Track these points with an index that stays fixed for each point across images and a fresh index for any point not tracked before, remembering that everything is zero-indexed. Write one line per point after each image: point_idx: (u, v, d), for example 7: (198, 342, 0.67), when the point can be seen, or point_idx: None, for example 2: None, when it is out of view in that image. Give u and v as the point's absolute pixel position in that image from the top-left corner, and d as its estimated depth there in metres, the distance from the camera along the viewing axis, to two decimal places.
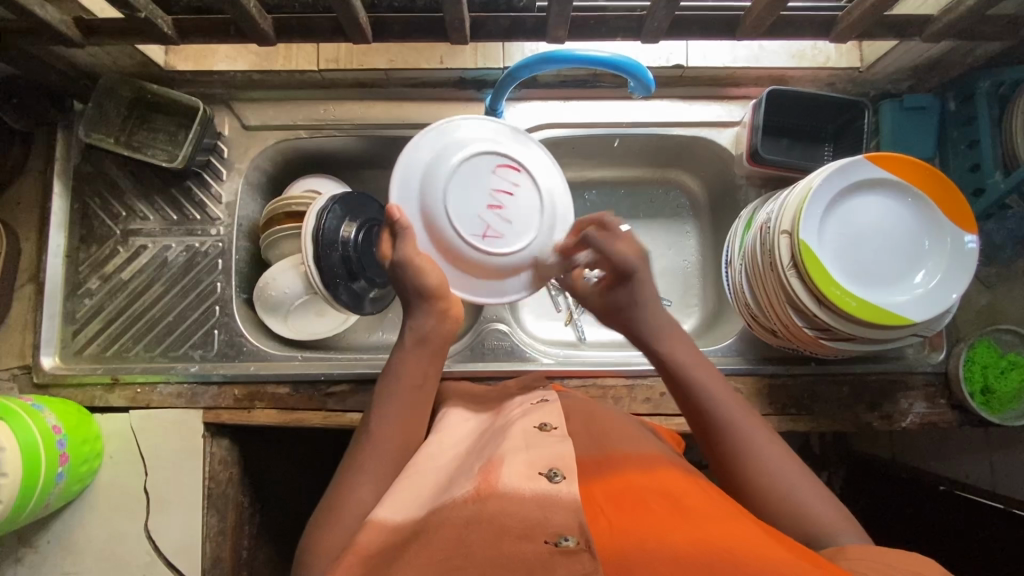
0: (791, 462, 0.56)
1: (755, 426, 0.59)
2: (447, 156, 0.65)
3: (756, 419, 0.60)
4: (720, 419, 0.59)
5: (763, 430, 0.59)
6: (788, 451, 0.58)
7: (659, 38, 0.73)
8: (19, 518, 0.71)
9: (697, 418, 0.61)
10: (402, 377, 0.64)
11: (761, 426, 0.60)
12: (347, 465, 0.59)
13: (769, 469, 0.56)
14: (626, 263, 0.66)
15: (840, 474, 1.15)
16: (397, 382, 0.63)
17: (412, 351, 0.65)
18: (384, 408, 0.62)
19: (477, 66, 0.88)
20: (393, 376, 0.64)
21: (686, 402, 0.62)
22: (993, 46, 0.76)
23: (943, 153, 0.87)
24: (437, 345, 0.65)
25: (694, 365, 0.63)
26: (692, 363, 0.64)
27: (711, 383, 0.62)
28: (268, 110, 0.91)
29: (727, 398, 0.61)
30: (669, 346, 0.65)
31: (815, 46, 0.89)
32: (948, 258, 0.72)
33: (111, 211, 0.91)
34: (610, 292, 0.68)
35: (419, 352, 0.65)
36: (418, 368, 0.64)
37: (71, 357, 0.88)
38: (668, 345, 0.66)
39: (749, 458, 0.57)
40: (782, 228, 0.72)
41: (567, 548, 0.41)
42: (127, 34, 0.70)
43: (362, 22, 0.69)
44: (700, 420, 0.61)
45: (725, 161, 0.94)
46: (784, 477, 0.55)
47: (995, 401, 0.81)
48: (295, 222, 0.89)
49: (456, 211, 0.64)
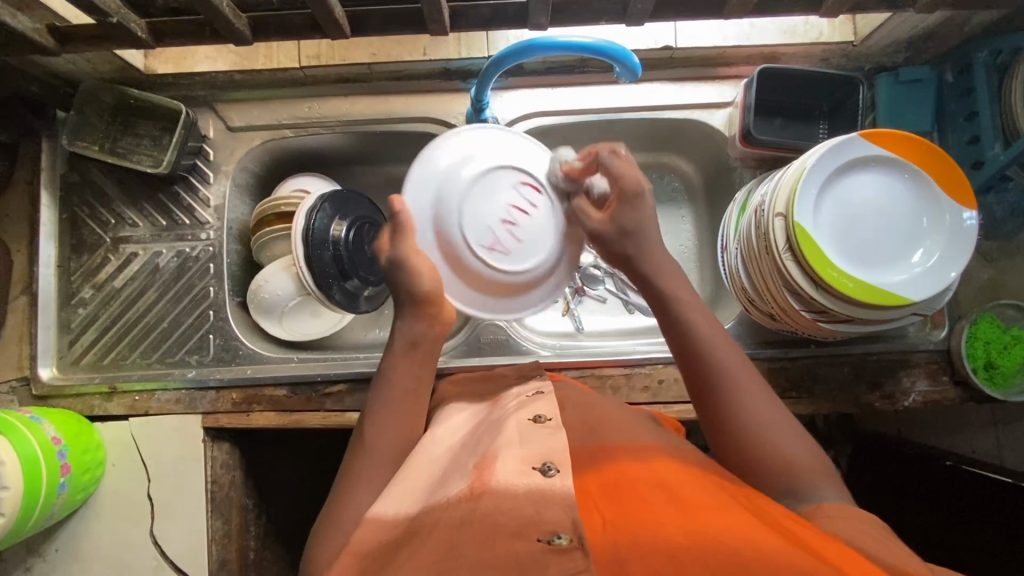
0: (786, 417, 0.56)
1: (748, 381, 0.57)
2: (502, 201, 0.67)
3: (749, 372, 0.58)
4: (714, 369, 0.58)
5: (765, 389, 0.58)
6: (786, 413, 0.57)
7: (644, 21, 0.71)
8: (22, 530, 0.71)
9: (694, 360, 0.59)
10: (394, 378, 0.63)
11: (756, 375, 0.58)
12: (347, 469, 0.59)
13: (766, 431, 0.55)
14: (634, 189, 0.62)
15: (847, 451, 1.12)
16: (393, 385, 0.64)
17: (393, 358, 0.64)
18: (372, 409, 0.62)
19: (462, 56, 0.86)
20: (384, 382, 0.63)
21: (680, 348, 0.60)
22: (990, 15, 0.73)
23: (941, 127, 0.85)
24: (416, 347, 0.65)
25: (693, 303, 0.61)
26: (685, 301, 0.61)
27: (706, 319, 0.60)
28: (253, 110, 0.90)
29: (723, 338, 0.59)
30: (670, 281, 0.62)
31: (807, 21, 0.87)
32: (946, 235, 0.71)
33: (100, 219, 0.90)
34: (614, 216, 0.63)
35: (408, 358, 0.63)
36: (414, 375, 0.63)
37: (68, 367, 0.88)
38: (666, 284, 0.62)
39: (742, 413, 0.56)
40: (776, 210, 0.70)
41: (560, 546, 0.42)
42: (102, 40, 0.69)
43: (340, 17, 0.67)
44: (694, 370, 0.59)
45: (718, 142, 0.92)
46: (782, 436, 0.55)
47: (998, 376, 0.80)
48: (284, 223, 0.88)
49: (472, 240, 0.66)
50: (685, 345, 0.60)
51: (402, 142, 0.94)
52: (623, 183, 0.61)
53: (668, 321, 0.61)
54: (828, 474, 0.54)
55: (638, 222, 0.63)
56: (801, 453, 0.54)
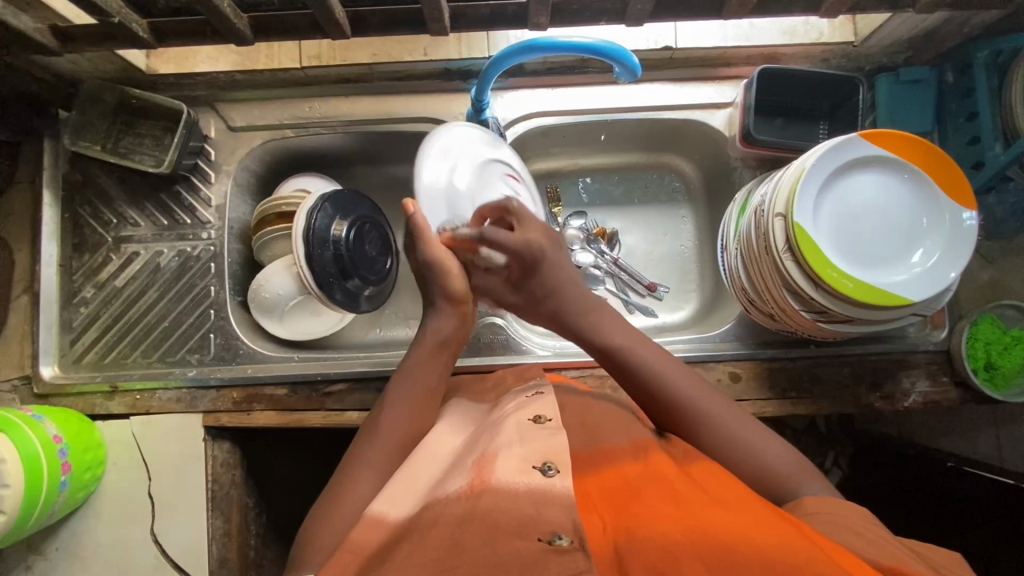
0: (759, 429, 0.57)
1: (708, 402, 0.58)
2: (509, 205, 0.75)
3: (707, 393, 0.59)
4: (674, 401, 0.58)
5: (727, 403, 0.59)
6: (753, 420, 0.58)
7: (643, 21, 0.71)
8: (24, 528, 0.71)
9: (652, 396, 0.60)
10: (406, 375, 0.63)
11: (719, 397, 0.59)
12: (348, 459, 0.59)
13: (742, 449, 0.55)
14: (531, 252, 0.64)
15: (847, 451, 1.12)
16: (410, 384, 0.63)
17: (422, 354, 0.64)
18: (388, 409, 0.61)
19: (462, 56, 0.87)
20: (408, 379, 0.63)
21: (635, 388, 0.61)
22: (990, 15, 0.73)
23: (942, 128, 0.85)
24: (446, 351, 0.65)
25: (640, 346, 0.62)
26: (625, 342, 0.62)
27: (659, 359, 0.61)
28: (254, 110, 0.90)
29: (678, 373, 0.60)
30: (605, 328, 0.63)
31: (807, 22, 0.87)
32: (945, 235, 0.70)
33: (102, 219, 0.90)
34: (523, 286, 0.67)
35: (434, 354, 0.65)
36: (431, 373, 0.64)
37: (70, 366, 0.88)
38: (600, 328, 0.63)
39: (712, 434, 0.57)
40: (776, 210, 0.70)
41: (561, 547, 0.42)
42: (104, 39, 0.70)
43: (340, 17, 0.68)
44: (656, 404, 0.60)
45: (718, 142, 0.92)
46: (755, 443, 0.56)
47: (999, 377, 0.80)
48: (286, 223, 0.88)
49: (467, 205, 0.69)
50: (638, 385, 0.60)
51: (402, 142, 0.94)
52: (520, 252, 0.64)
53: (624, 373, 0.61)
54: (813, 473, 0.54)
55: (548, 287, 0.65)
56: (782, 461, 0.55)
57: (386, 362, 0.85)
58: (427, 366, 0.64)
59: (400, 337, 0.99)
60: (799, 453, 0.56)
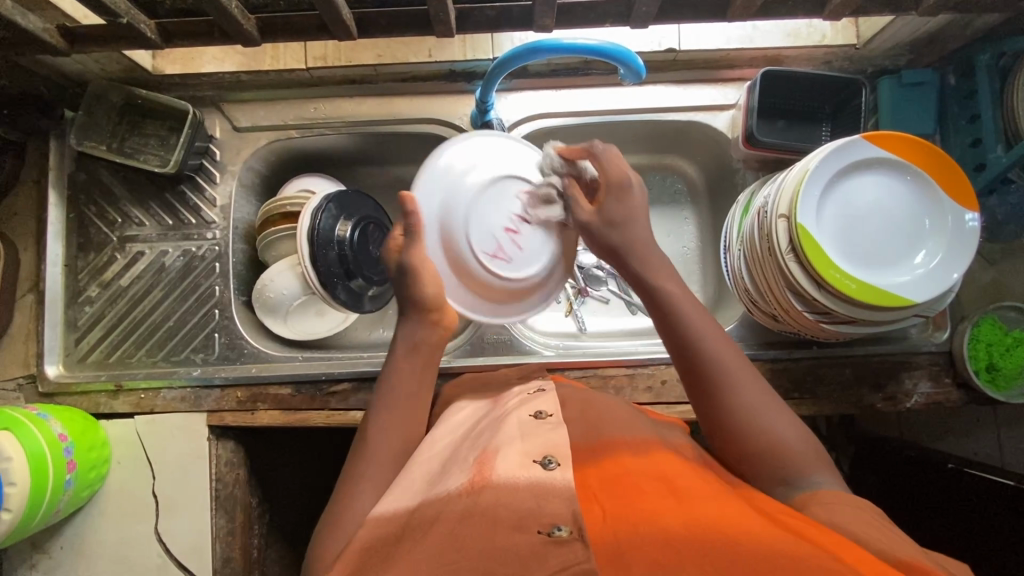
0: (780, 405, 0.56)
1: (736, 366, 0.57)
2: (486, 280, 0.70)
3: (737, 357, 0.58)
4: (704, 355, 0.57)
5: (754, 372, 0.57)
6: (772, 395, 0.57)
7: (648, 23, 0.71)
8: (29, 525, 0.72)
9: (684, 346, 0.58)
10: (394, 381, 0.63)
11: (749, 368, 0.58)
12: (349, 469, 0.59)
13: (757, 420, 0.55)
14: (621, 180, 0.64)
15: (848, 453, 1.13)
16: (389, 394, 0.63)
17: (398, 361, 0.65)
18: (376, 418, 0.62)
19: (467, 58, 0.88)
20: (388, 387, 0.63)
21: (670, 336, 0.60)
22: (992, 18, 0.73)
23: (944, 130, 0.85)
24: (422, 354, 0.65)
25: (683, 298, 0.60)
26: (673, 290, 0.61)
27: (699, 315, 0.60)
28: (259, 110, 0.90)
29: (715, 333, 0.59)
30: (655, 272, 0.62)
31: (811, 24, 0.88)
32: (948, 236, 0.71)
33: (107, 218, 0.91)
34: (602, 206, 0.65)
35: (409, 359, 0.64)
36: (410, 377, 0.64)
37: (75, 365, 0.88)
38: (649, 273, 0.62)
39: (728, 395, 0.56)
40: (779, 211, 0.71)
41: (560, 538, 0.42)
42: (112, 40, 0.70)
43: (347, 19, 0.68)
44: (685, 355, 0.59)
45: (721, 144, 0.93)
46: (769, 417, 0.55)
47: (1001, 378, 0.80)
48: (291, 222, 0.88)
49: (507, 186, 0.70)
50: (673, 333, 0.59)
51: (407, 143, 0.95)
52: (611, 175, 0.64)
53: (668, 319, 0.60)
54: (821, 460, 0.54)
55: (622, 214, 0.64)
56: (794, 440, 0.54)
57: None
58: (408, 372, 0.64)
59: None
60: (815, 443, 0.55)
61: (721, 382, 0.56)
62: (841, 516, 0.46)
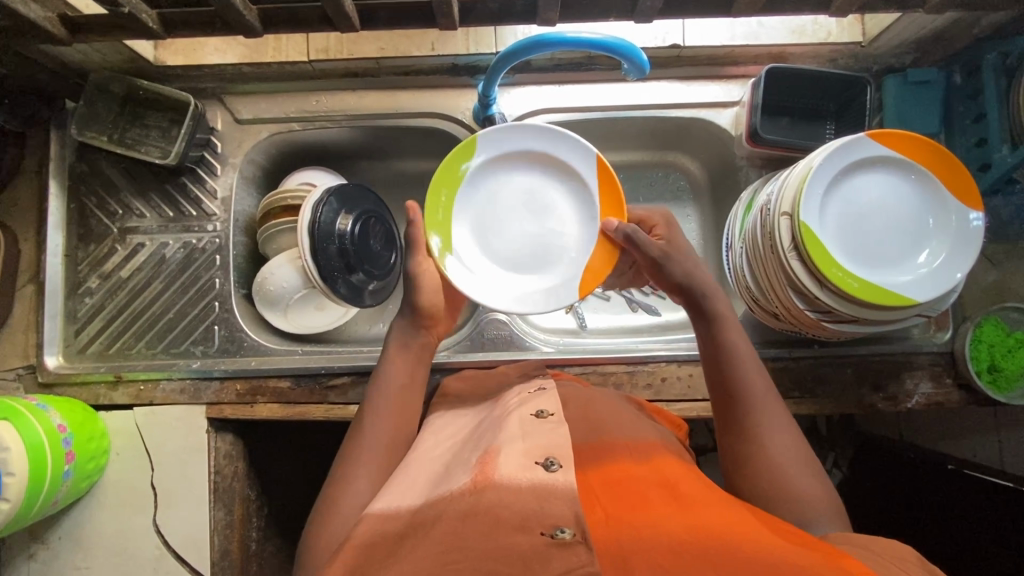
0: (806, 453, 0.56)
1: (776, 420, 0.57)
2: (508, 288, 0.72)
3: (780, 410, 0.58)
4: (751, 404, 0.58)
5: (791, 428, 0.58)
6: (804, 450, 0.56)
7: (653, 18, 0.71)
8: (27, 516, 0.72)
9: (733, 393, 0.59)
10: (390, 379, 0.65)
11: (789, 425, 0.58)
12: (342, 461, 0.59)
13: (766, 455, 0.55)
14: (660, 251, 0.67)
15: (847, 454, 1.11)
16: (377, 393, 0.64)
17: (389, 358, 0.66)
18: (369, 417, 0.62)
19: (470, 51, 0.87)
20: (379, 380, 0.65)
21: (722, 382, 0.61)
22: (999, 16, 0.72)
23: (949, 130, 0.85)
24: (411, 352, 0.67)
25: (744, 351, 0.61)
26: (737, 342, 0.62)
27: (749, 352, 0.61)
28: (261, 103, 0.90)
29: (762, 385, 0.59)
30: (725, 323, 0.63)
31: (815, 22, 0.87)
32: (952, 236, 0.70)
33: (108, 210, 0.90)
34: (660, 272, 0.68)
35: (403, 355, 0.66)
36: (413, 376, 0.66)
37: (75, 355, 0.88)
38: (720, 322, 0.63)
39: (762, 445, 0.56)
40: (782, 209, 0.70)
41: (563, 540, 0.41)
42: (113, 29, 0.70)
43: (350, 11, 0.68)
44: (732, 400, 0.59)
45: (725, 141, 0.92)
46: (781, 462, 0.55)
47: (1002, 379, 0.80)
48: (291, 215, 0.88)
49: (559, 202, 0.73)
50: (727, 381, 0.60)
51: (408, 137, 0.95)
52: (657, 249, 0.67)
53: (724, 370, 0.61)
54: (830, 503, 0.53)
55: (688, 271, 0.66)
56: (806, 487, 0.53)
57: None
58: (397, 368, 0.66)
59: None
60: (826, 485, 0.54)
61: (756, 421, 0.57)
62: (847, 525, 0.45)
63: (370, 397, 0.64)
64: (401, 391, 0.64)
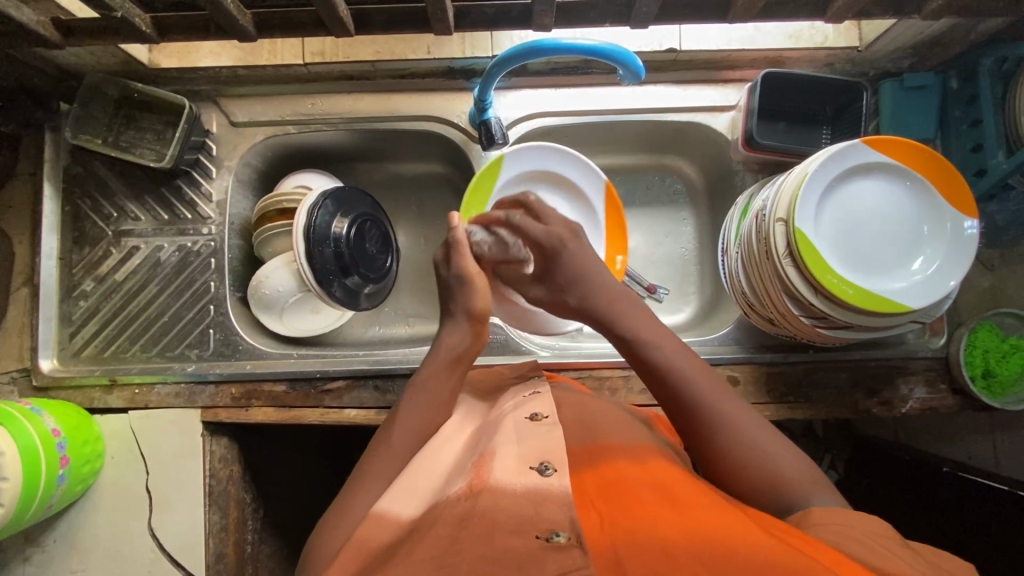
0: (777, 437, 0.55)
1: (726, 403, 0.56)
2: None
3: (724, 393, 0.57)
4: (692, 399, 0.56)
5: (745, 407, 0.57)
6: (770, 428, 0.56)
7: (649, 24, 0.71)
8: (21, 521, 0.72)
9: (670, 392, 0.58)
10: (422, 391, 0.63)
11: (738, 401, 0.57)
12: (354, 471, 0.59)
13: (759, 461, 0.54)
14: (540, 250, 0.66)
15: (844, 455, 1.12)
16: (409, 402, 0.63)
17: (428, 368, 0.65)
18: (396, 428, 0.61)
19: (465, 55, 0.86)
20: (416, 393, 0.63)
21: (659, 387, 0.59)
22: (996, 23, 0.73)
23: (945, 134, 0.85)
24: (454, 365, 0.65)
25: (663, 342, 0.59)
26: (649, 334, 0.60)
27: (669, 340, 0.60)
28: (256, 105, 0.90)
29: (696, 371, 0.58)
30: (632, 320, 0.61)
31: (812, 26, 0.86)
32: (947, 243, 0.70)
33: (102, 212, 0.90)
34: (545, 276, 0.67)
35: (446, 367, 0.65)
36: (444, 386, 0.64)
37: (69, 358, 0.88)
38: (629, 321, 0.61)
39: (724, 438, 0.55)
40: (777, 215, 0.70)
41: (558, 544, 0.41)
42: (105, 33, 0.69)
43: (344, 16, 0.67)
44: (673, 402, 0.57)
45: (721, 145, 0.92)
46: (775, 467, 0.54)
47: (996, 385, 0.80)
48: (286, 219, 0.88)
49: None
50: (660, 384, 0.58)
51: (405, 140, 0.95)
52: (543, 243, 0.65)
53: (650, 372, 0.59)
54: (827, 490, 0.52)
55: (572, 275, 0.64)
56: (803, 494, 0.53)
57: (386, 360, 0.85)
58: (438, 379, 0.64)
59: (399, 334, 1.00)
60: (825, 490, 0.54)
61: (705, 416, 0.56)
62: (849, 533, 0.44)
63: (402, 408, 0.63)
64: (435, 406, 0.63)
